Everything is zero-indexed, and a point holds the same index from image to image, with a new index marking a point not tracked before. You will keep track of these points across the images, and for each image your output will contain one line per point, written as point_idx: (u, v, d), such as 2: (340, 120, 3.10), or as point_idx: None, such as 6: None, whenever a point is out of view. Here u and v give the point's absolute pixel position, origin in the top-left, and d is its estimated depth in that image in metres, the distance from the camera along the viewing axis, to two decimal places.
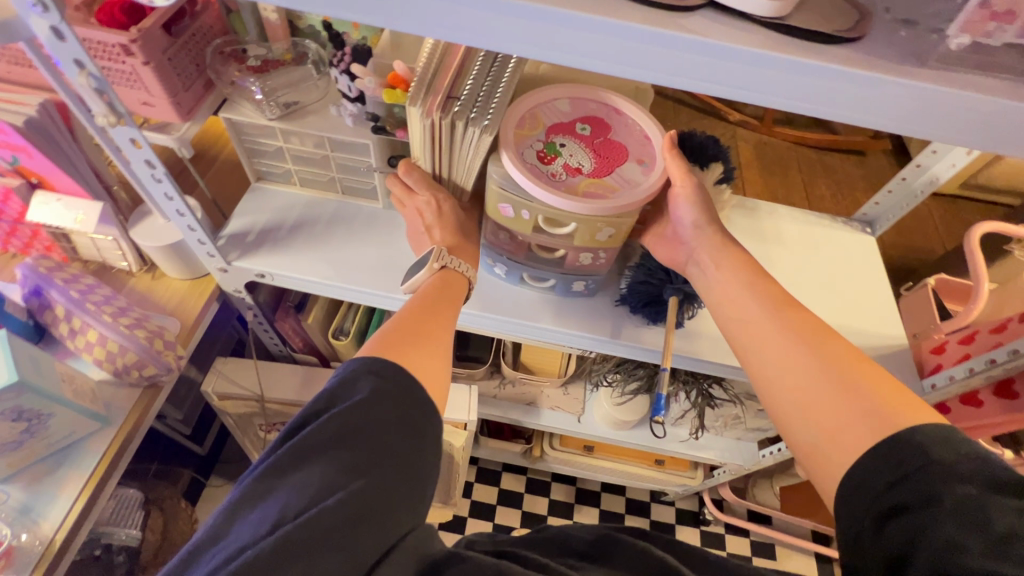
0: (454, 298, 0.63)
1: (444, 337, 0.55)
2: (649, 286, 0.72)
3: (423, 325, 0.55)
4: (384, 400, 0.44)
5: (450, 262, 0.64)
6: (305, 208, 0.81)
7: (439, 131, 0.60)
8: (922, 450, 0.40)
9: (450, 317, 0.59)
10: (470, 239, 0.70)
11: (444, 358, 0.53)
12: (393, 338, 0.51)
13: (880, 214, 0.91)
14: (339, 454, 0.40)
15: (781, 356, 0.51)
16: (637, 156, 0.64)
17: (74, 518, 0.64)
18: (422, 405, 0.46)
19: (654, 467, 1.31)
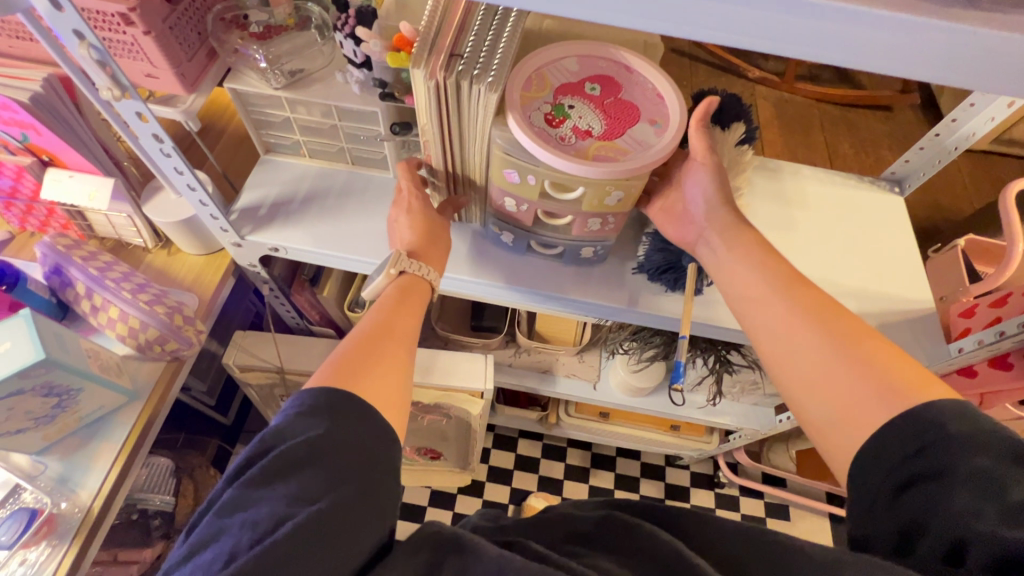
0: (418, 301, 0.62)
1: (400, 344, 0.55)
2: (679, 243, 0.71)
3: (377, 335, 0.54)
4: (326, 422, 0.44)
5: (410, 266, 0.63)
6: (315, 180, 0.80)
7: (444, 96, 0.57)
8: (939, 425, 0.39)
9: (411, 323, 0.59)
10: (439, 243, 0.68)
11: (401, 366, 0.53)
12: (341, 356, 0.51)
13: (910, 172, 0.87)
14: (284, 484, 0.41)
15: (791, 328, 0.49)
16: (649, 115, 0.61)
17: (110, 486, 0.66)
18: (369, 421, 0.46)
19: (669, 432, 1.32)
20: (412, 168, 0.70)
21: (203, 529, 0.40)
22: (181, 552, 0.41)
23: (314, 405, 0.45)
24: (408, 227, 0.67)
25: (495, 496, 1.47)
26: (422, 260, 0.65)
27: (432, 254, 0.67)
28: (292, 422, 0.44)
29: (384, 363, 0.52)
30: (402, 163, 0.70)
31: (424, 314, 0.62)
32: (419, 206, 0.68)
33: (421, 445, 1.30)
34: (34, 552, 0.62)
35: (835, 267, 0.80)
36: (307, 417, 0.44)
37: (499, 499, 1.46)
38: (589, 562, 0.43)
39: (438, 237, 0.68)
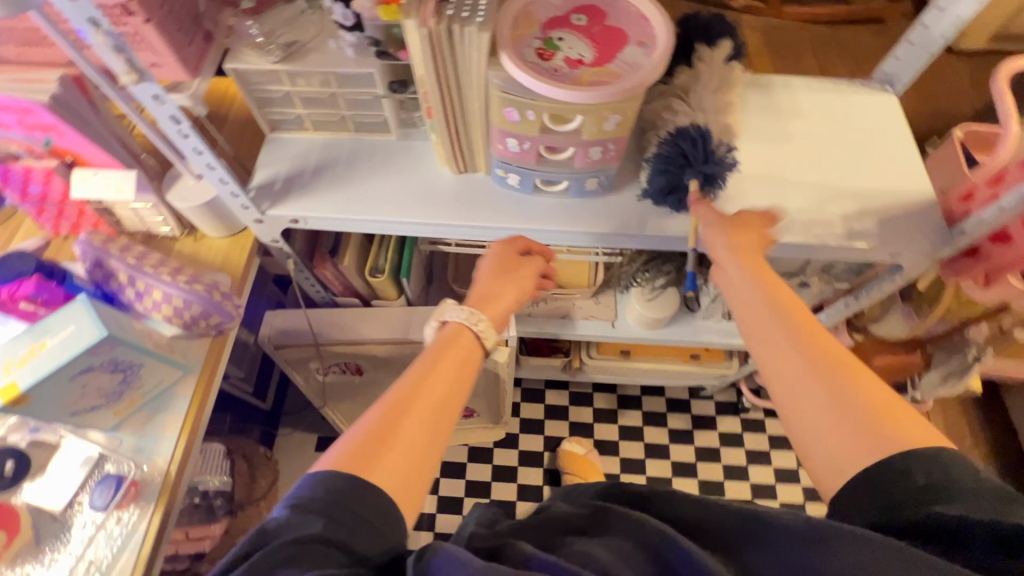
0: (458, 357, 0.58)
1: (432, 419, 0.52)
2: (679, 145, 0.70)
3: (398, 408, 0.51)
4: (322, 518, 0.43)
5: (456, 315, 0.61)
6: (322, 151, 0.84)
7: (438, 42, 0.60)
8: (941, 467, 0.42)
9: (447, 387, 0.54)
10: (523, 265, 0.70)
11: (425, 446, 0.50)
12: (357, 436, 0.49)
13: (901, 70, 0.88)
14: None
15: (803, 375, 0.48)
16: (637, 38, 0.63)
17: (180, 453, 0.72)
18: (369, 514, 0.45)
19: (691, 362, 1.36)
20: (513, 247, 0.72)
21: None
22: None
23: (311, 498, 0.44)
24: (489, 271, 0.69)
25: (529, 446, 1.54)
26: (470, 307, 0.63)
27: (498, 302, 0.66)
28: (293, 512, 0.43)
29: (404, 443, 0.49)
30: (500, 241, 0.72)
31: (465, 374, 0.57)
32: (510, 258, 0.70)
33: None
34: (127, 513, 0.69)
35: (833, 172, 0.82)
36: (308, 509, 0.43)
37: (533, 448, 1.53)
38: (578, 552, 0.45)
39: (502, 284, 0.68)
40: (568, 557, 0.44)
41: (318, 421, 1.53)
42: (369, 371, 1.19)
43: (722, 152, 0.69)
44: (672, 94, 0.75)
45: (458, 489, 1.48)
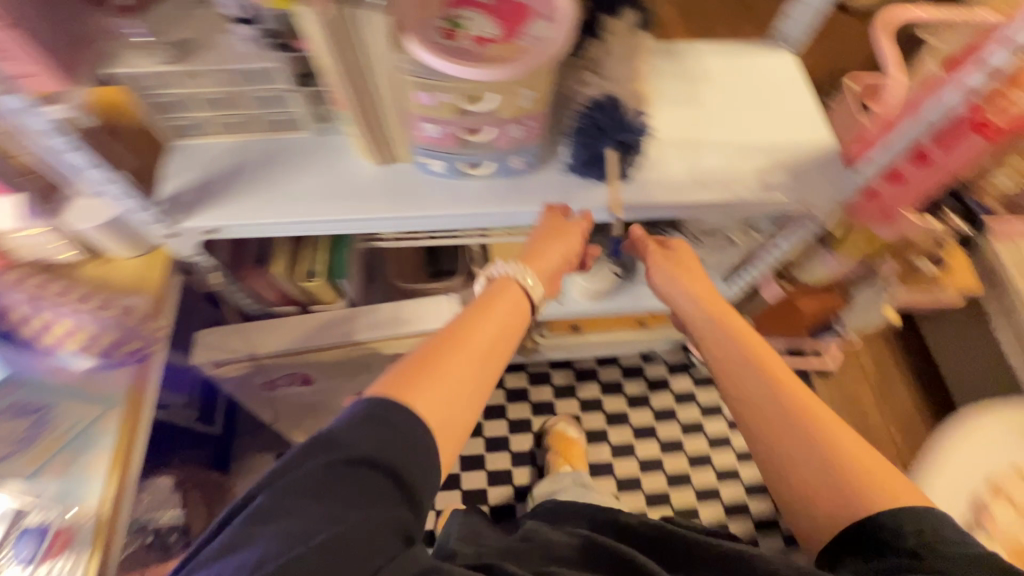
0: (505, 311, 0.66)
1: (478, 364, 0.60)
2: (593, 116, 0.72)
3: (450, 348, 0.60)
4: (368, 438, 0.51)
5: (504, 269, 0.70)
6: (233, 156, 0.79)
7: (337, 28, 0.57)
8: (920, 530, 0.51)
9: (493, 336, 0.63)
10: (569, 233, 0.75)
11: (472, 388, 0.59)
12: (408, 364, 0.58)
13: (796, 28, 0.93)
14: (312, 501, 0.48)
15: (781, 429, 0.60)
16: (542, 12, 0.63)
17: (112, 493, 0.67)
18: (415, 441, 0.52)
19: (639, 328, 1.41)
20: (557, 215, 0.77)
21: (236, 528, 0.48)
22: (213, 549, 0.47)
23: (363, 415, 0.52)
24: (541, 232, 0.75)
25: None
26: (518, 263, 0.70)
27: (541, 260, 0.72)
28: (348, 427, 0.51)
29: (450, 374, 0.57)
30: (546, 207, 0.77)
31: (508, 328, 0.65)
32: (556, 228, 0.75)
33: None
34: (60, 563, 0.64)
35: (743, 130, 0.86)
36: (359, 429, 0.52)
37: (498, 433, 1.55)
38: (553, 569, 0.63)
39: (552, 247, 0.74)
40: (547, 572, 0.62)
41: (274, 438, 1.48)
42: (319, 380, 1.16)
43: (634, 118, 0.72)
44: (584, 66, 0.75)
45: None
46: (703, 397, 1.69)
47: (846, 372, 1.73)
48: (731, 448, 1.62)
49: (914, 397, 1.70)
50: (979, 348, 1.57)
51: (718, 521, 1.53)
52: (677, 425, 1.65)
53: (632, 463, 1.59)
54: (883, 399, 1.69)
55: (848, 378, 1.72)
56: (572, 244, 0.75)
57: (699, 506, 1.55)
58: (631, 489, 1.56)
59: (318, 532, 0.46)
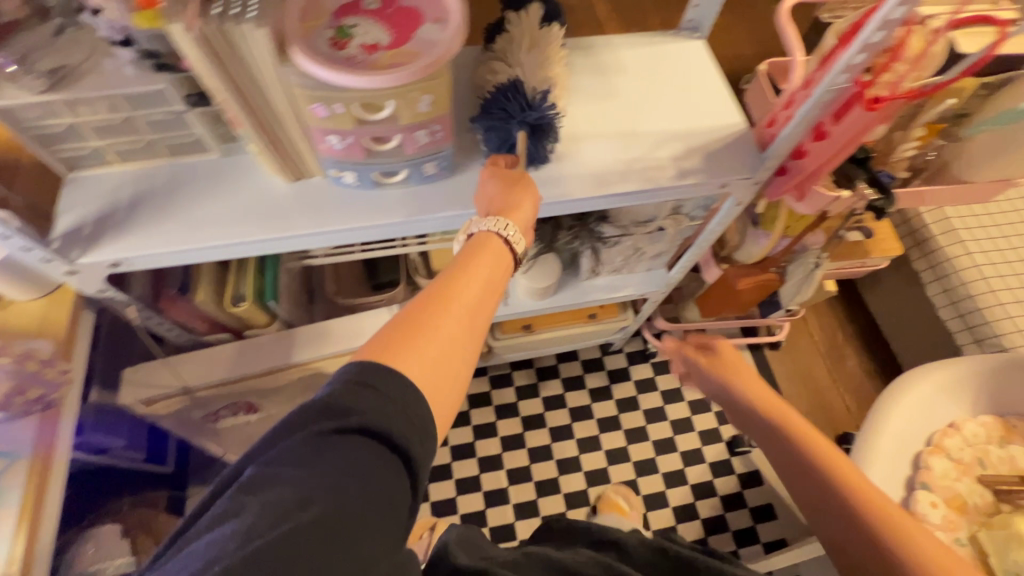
0: (489, 266, 0.64)
1: (464, 324, 0.59)
2: (499, 101, 0.74)
3: (433, 308, 0.58)
4: (364, 400, 0.49)
5: (484, 226, 0.67)
6: (137, 183, 0.76)
7: (214, 45, 0.55)
8: None
9: (478, 292, 0.61)
10: (524, 181, 0.73)
11: (457, 347, 0.57)
12: (395, 325, 0.56)
13: (704, 15, 0.94)
14: (305, 472, 0.45)
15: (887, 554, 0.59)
16: (432, 15, 0.62)
17: (20, 552, 0.63)
18: (408, 407, 0.50)
19: (590, 322, 1.42)
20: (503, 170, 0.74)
21: (218, 504, 0.43)
22: (199, 524, 0.43)
23: (356, 377, 0.50)
24: (503, 183, 0.72)
25: None
26: (495, 216, 0.68)
27: (516, 208, 0.70)
28: (343, 388, 0.49)
29: (438, 332, 0.56)
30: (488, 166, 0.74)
31: (490, 287, 0.63)
32: (519, 178, 0.73)
33: None
34: None
35: (658, 119, 0.87)
36: (354, 391, 0.49)
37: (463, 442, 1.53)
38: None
39: (522, 197, 0.72)
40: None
41: None
42: (265, 407, 1.12)
43: (540, 101, 0.73)
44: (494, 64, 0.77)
45: None
46: (663, 383, 1.71)
47: (796, 345, 1.78)
48: (693, 430, 1.64)
49: (862, 362, 1.77)
50: (915, 310, 1.63)
51: (686, 504, 1.56)
52: (640, 413, 1.67)
53: (599, 457, 1.60)
54: (833, 368, 1.75)
55: (799, 350, 1.77)
56: (534, 196, 0.73)
57: (667, 491, 1.57)
58: (599, 482, 1.57)
59: (313, 507, 0.43)
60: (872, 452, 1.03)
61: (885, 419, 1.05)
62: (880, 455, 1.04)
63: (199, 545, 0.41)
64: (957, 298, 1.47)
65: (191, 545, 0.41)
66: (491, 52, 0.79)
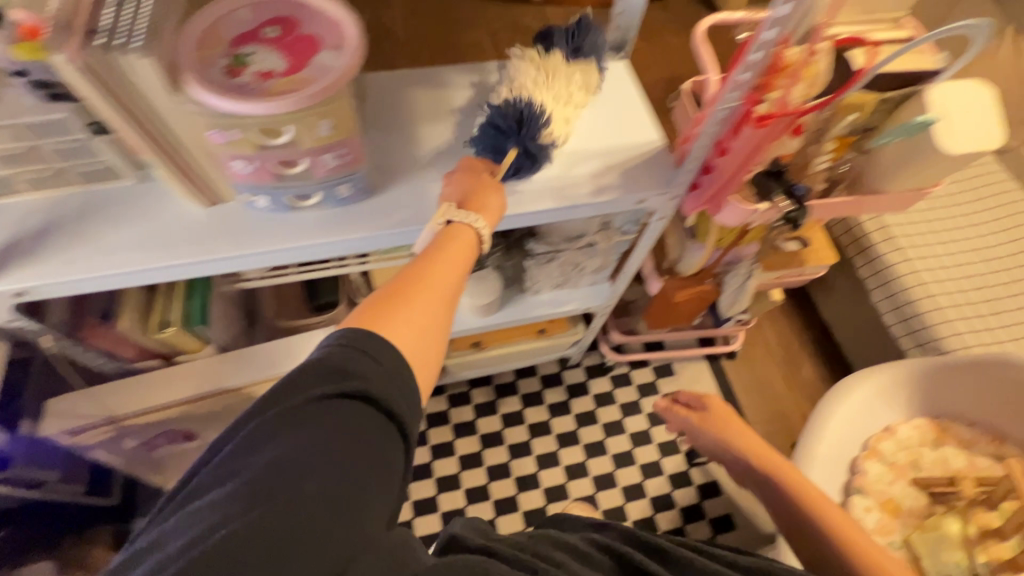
0: (461, 249, 0.66)
1: (442, 300, 0.62)
2: (516, 111, 0.76)
3: (415, 284, 0.60)
4: (351, 368, 0.50)
5: (459, 217, 0.68)
6: (51, 212, 0.75)
7: (101, 74, 0.56)
8: None
9: (452, 273, 0.64)
10: (492, 192, 0.74)
11: (437, 319, 0.60)
12: (377, 300, 0.58)
13: (624, 37, 0.97)
14: (300, 436, 0.46)
15: None
16: (330, 42, 0.64)
17: None
18: (399, 374, 0.53)
19: (540, 337, 1.43)
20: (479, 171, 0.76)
21: (220, 462, 0.46)
22: (202, 479, 0.45)
23: (343, 347, 0.51)
24: (466, 180, 0.74)
25: None
26: (466, 208, 0.70)
27: (483, 201, 0.72)
28: (331, 356, 0.50)
29: (417, 307, 0.58)
30: (468, 159, 0.77)
31: (467, 269, 0.67)
32: (487, 178, 0.75)
33: None
34: None
35: (578, 138, 0.89)
36: (343, 358, 0.50)
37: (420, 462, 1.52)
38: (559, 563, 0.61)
39: (491, 191, 0.74)
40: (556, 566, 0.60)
41: None
42: (203, 434, 1.10)
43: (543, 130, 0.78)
44: (532, 63, 0.79)
45: None
46: (622, 396, 1.72)
47: (752, 353, 1.80)
48: (652, 443, 1.65)
49: (817, 369, 1.79)
50: (863, 316, 1.66)
51: (646, 517, 1.56)
52: (599, 427, 1.67)
53: (558, 472, 1.60)
54: (788, 375, 1.78)
55: (755, 359, 1.79)
56: (499, 202, 0.75)
57: (627, 505, 1.57)
58: (558, 498, 1.56)
59: (307, 474, 0.45)
60: (807, 459, 1.05)
61: (820, 426, 1.07)
62: (816, 461, 1.05)
63: (202, 503, 0.43)
64: (899, 303, 1.50)
65: (191, 503, 0.44)
66: (541, 54, 0.81)
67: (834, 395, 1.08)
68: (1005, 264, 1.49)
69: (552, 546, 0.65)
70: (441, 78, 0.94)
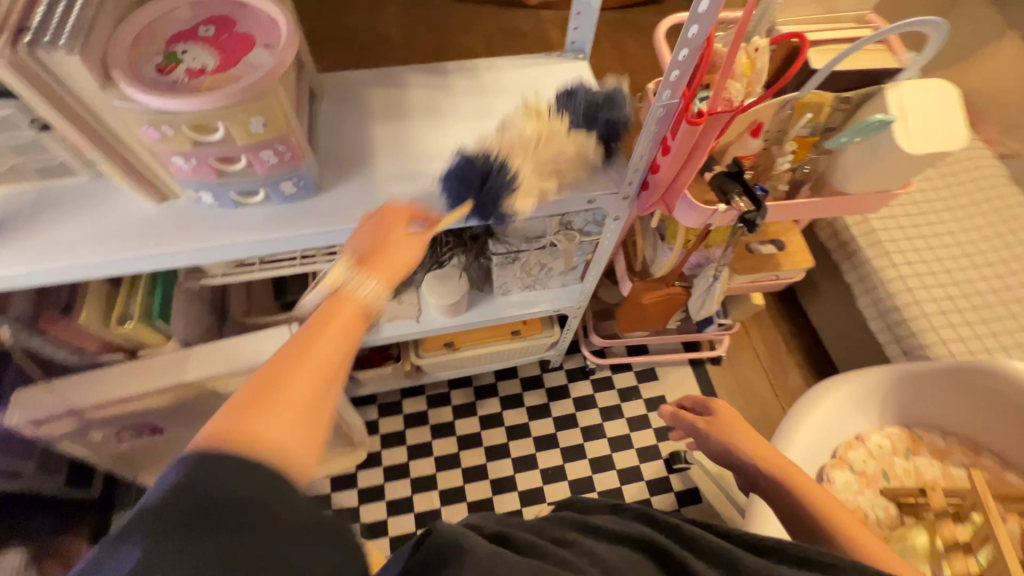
0: (351, 318, 0.55)
1: (332, 374, 0.50)
2: (493, 176, 0.78)
3: (292, 365, 0.48)
4: (223, 492, 0.36)
5: (349, 281, 0.58)
6: (7, 206, 0.78)
7: (32, 72, 0.57)
8: None
9: (339, 348, 0.52)
10: (399, 239, 0.66)
11: (326, 401, 0.49)
12: (238, 399, 0.44)
13: (583, 38, 0.98)
14: (199, 541, 0.33)
15: None
16: (263, 41, 0.65)
17: None
18: (284, 487, 0.38)
19: (515, 338, 1.42)
20: (388, 218, 0.68)
21: None
22: None
23: (197, 468, 0.37)
24: (371, 234, 0.66)
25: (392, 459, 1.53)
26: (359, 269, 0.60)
27: (385, 256, 0.63)
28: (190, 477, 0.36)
29: (291, 397, 0.46)
30: (386, 206, 0.69)
31: (360, 334, 0.56)
32: (395, 231, 0.67)
33: None
34: None
35: None
36: (207, 481, 0.36)
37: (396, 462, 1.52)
38: (585, 548, 0.52)
39: (395, 244, 0.65)
40: (578, 551, 0.51)
41: None
42: (171, 427, 1.12)
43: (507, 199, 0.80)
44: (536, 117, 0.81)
45: None
46: (603, 400, 1.70)
47: (738, 358, 1.77)
48: (632, 447, 1.63)
49: (806, 376, 1.75)
50: (851, 322, 1.63)
51: None
52: (579, 430, 1.66)
53: (536, 475, 1.59)
54: (776, 381, 1.74)
55: (741, 365, 1.76)
56: (405, 254, 0.66)
57: None
58: (533, 501, 1.54)
59: (239, 563, 0.33)
60: None
61: (791, 434, 1.03)
62: None
63: None
64: (885, 310, 1.46)
65: None
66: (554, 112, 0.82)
67: (806, 401, 1.06)
68: (997, 270, 1.44)
69: (568, 528, 0.56)
70: (400, 79, 0.95)
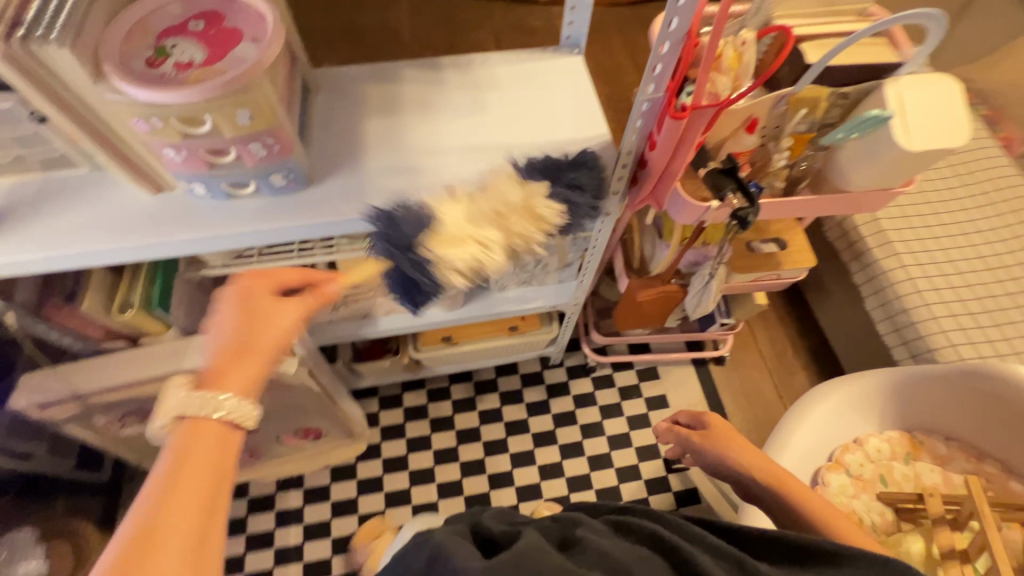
0: (204, 452, 0.50)
1: (204, 519, 0.46)
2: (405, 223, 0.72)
3: (144, 553, 0.42)
4: None
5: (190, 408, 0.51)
6: (11, 196, 0.80)
7: (26, 64, 0.59)
8: None
9: (201, 487, 0.47)
10: (273, 319, 0.61)
11: (206, 560, 0.45)
12: None
13: (579, 33, 0.97)
14: None
15: None
16: (250, 35, 0.67)
17: None
18: None
19: (512, 334, 1.42)
20: (256, 293, 0.62)
21: None
22: None
23: None
24: (228, 320, 0.59)
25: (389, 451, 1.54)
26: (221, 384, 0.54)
27: (259, 345, 0.58)
28: None
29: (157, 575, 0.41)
30: (238, 282, 0.62)
31: (227, 453, 0.52)
32: (273, 309, 0.61)
33: (302, 428, 1.41)
34: None
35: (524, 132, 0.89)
36: None
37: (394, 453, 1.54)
38: (584, 544, 0.54)
39: (267, 328, 0.60)
40: (577, 552, 0.53)
41: None
42: None
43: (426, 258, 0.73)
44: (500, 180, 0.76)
45: (324, 511, 1.52)
46: (603, 398, 1.69)
47: (743, 360, 1.75)
48: (630, 446, 1.62)
49: (812, 379, 1.72)
50: (860, 324, 1.59)
51: None
52: (578, 428, 1.65)
53: (533, 472, 1.59)
54: (780, 383, 1.71)
55: (745, 366, 1.74)
56: (282, 331, 0.61)
57: None
58: (529, 497, 1.55)
59: None
60: None
61: (785, 436, 1.02)
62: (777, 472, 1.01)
63: None
64: (893, 312, 1.42)
65: None
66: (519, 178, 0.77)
67: (803, 403, 1.03)
68: (1013, 274, 1.40)
69: (575, 529, 0.58)
70: (395, 74, 0.96)
